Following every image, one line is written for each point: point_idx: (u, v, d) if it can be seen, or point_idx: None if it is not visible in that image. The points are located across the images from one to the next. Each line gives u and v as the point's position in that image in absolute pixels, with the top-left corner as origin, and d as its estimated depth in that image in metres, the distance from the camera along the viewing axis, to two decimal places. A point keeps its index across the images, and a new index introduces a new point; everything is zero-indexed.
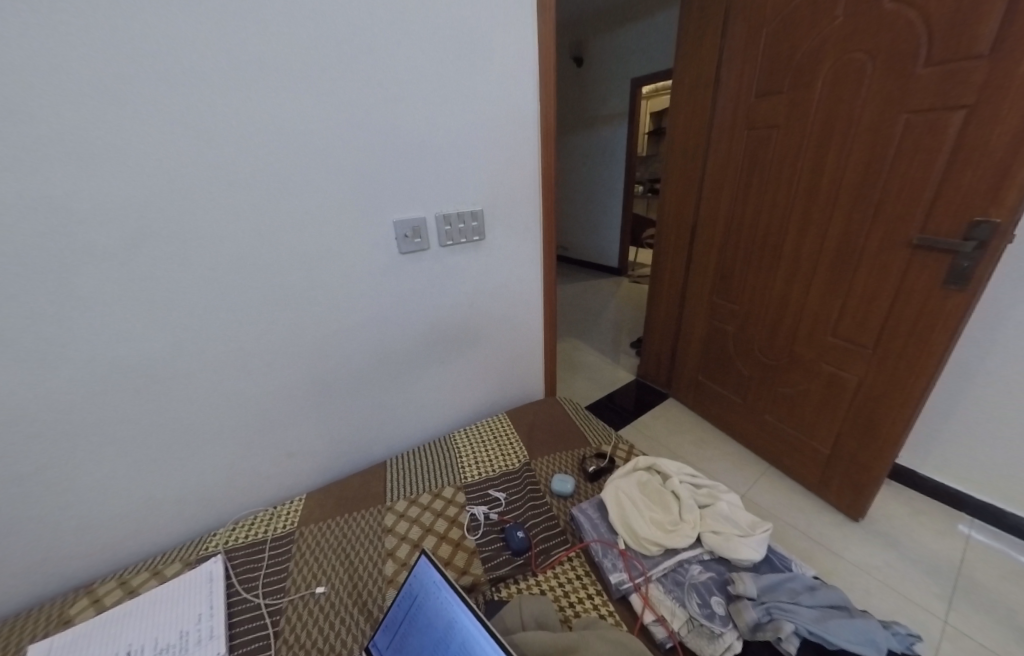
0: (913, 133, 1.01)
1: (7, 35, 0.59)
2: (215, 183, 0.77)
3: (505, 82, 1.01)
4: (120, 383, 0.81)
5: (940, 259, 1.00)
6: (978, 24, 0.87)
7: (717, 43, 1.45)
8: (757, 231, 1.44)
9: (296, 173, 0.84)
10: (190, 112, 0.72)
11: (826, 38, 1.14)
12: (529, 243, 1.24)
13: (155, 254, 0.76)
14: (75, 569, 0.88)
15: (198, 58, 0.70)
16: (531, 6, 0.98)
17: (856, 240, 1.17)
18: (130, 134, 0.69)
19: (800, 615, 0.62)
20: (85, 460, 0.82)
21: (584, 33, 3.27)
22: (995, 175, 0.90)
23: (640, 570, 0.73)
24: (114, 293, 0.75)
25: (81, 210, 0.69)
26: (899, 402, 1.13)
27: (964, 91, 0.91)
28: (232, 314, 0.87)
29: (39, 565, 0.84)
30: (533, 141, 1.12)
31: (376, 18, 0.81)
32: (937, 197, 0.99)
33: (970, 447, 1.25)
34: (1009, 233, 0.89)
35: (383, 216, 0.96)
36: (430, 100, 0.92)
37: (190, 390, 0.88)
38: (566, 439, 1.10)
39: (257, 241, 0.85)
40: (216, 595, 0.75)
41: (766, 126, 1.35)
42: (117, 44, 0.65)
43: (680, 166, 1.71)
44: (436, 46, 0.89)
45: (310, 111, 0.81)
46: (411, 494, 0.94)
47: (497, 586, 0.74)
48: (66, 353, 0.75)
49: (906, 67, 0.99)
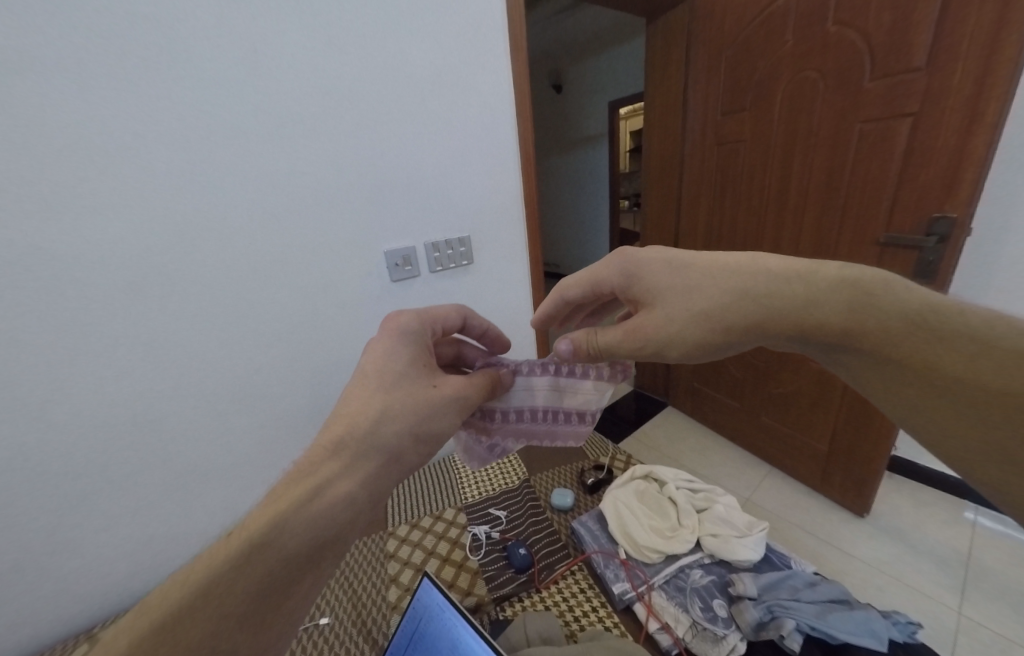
0: (867, 140, 1.08)
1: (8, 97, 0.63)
2: (213, 227, 0.82)
3: (485, 114, 1.07)
4: (122, 423, 0.83)
5: (907, 254, 1.06)
6: (914, 39, 0.95)
7: (682, 67, 1.54)
8: (735, 238, 1.50)
9: (288, 213, 0.89)
10: (188, 161, 0.77)
11: (780, 59, 1.22)
12: (517, 264, 1.28)
13: (154, 297, 0.80)
14: (82, 610, 0.89)
15: (197, 112, 0.76)
16: (504, 43, 1.05)
17: (828, 240, 1.23)
18: (135, 187, 0.74)
19: (801, 611, 0.64)
20: (87, 501, 0.83)
21: (560, 63, 3.44)
22: (945, 173, 0.95)
23: (642, 578, 0.73)
24: (117, 337, 0.78)
25: (86, 260, 0.73)
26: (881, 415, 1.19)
27: (908, 101, 0.98)
28: (232, 350, 0.90)
29: (43, 609, 0.85)
30: (515, 167, 1.17)
31: (359, 65, 0.88)
32: (897, 197, 1.05)
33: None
34: (965, 227, 0.94)
35: (376, 247, 1.01)
36: (415, 136, 0.98)
37: (191, 426, 0.90)
38: (565, 454, 1.11)
39: (253, 278, 0.88)
40: None
41: (733, 141, 1.42)
42: (117, 103, 0.70)
43: (658, 181, 1.78)
44: (416, 86, 0.95)
45: (302, 154, 0.87)
46: (412, 518, 0.94)
47: (502, 605, 0.74)
48: (69, 396, 0.77)
49: (854, 81, 1.07)
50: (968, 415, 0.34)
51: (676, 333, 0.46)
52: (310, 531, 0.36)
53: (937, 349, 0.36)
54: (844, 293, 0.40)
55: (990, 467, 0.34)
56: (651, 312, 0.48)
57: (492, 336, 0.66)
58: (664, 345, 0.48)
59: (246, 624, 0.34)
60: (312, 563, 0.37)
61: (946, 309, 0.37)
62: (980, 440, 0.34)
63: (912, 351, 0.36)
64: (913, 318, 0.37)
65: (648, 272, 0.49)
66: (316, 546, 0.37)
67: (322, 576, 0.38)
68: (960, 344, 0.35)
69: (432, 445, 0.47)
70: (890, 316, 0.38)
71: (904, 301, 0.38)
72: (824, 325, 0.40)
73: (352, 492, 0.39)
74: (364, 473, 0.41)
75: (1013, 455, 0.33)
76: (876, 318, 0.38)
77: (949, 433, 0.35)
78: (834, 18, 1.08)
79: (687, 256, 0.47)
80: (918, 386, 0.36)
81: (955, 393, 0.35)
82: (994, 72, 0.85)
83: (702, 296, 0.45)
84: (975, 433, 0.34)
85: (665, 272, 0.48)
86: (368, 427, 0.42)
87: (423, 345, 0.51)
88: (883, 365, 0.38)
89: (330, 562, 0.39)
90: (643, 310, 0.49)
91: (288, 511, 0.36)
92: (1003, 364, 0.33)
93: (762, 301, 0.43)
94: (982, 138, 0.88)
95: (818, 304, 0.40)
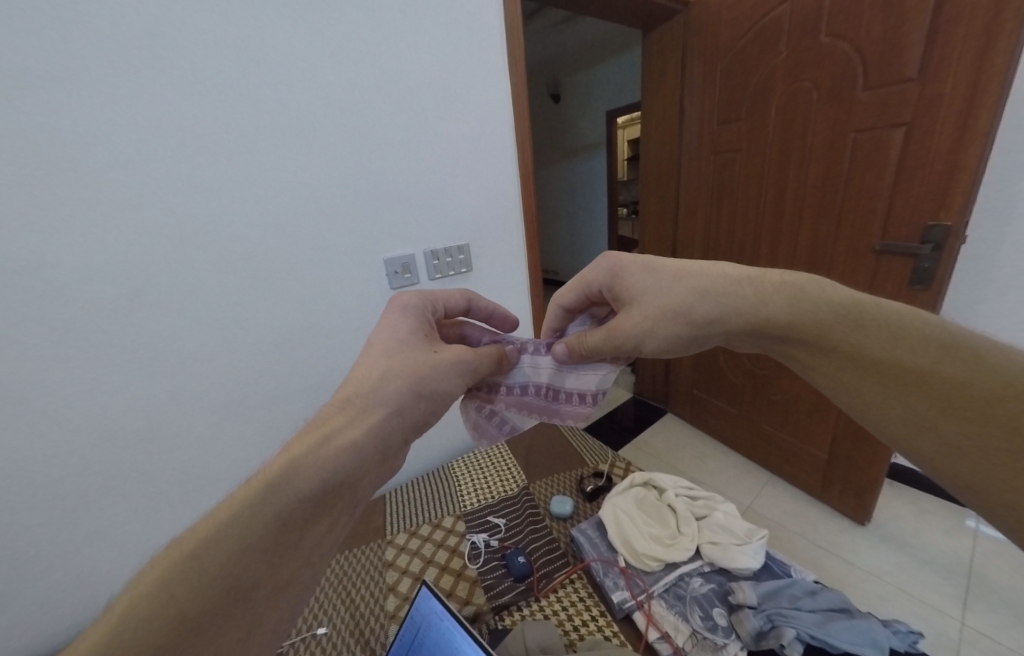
0: (861, 149, 1.09)
1: (12, 109, 0.64)
2: (214, 236, 0.83)
3: (483, 125, 1.09)
4: (120, 431, 0.83)
5: (902, 262, 1.07)
6: (905, 51, 0.97)
7: (678, 77, 1.57)
8: (733, 245, 1.52)
9: (288, 222, 0.89)
10: (190, 172, 0.78)
11: (774, 70, 1.25)
12: (515, 271, 1.29)
13: (154, 307, 0.80)
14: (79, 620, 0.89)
15: (199, 124, 0.76)
16: (502, 55, 1.07)
17: (824, 248, 1.24)
18: (137, 197, 0.74)
19: (800, 620, 0.64)
20: (86, 511, 0.84)
21: (558, 73, 3.48)
22: (939, 182, 0.96)
23: (642, 586, 0.73)
24: (116, 346, 0.79)
25: (86, 270, 0.73)
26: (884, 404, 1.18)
27: (901, 111, 1.00)
28: (231, 358, 0.91)
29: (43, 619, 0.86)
30: (513, 176, 1.19)
31: (358, 76, 0.89)
32: (892, 205, 1.06)
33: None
34: (960, 234, 0.95)
35: (375, 256, 1.02)
36: (414, 146, 1.00)
37: (190, 434, 0.90)
38: (564, 461, 1.11)
39: (252, 286, 0.89)
40: None
41: (729, 150, 1.44)
42: (120, 115, 0.70)
43: (655, 188, 1.80)
44: (415, 97, 0.97)
45: (302, 164, 0.88)
46: (411, 526, 0.94)
47: (501, 614, 0.73)
48: (67, 406, 0.77)
49: (848, 92, 1.09)
50: (893, 386, 0.40)
51: (647, 329, 0.54)
52: (329, 470, 0.40)
53: (861, 331, 0.43)
54: (786, 291, 0.48)
55: (916, 430, 0.39)
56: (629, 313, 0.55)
57: (501, 314, 0.71)
58: (640, 341, 0.55)
59: (270, 555, 0.36)
60: (330, 502, 0.40)
61: (866, 302, 0.45)
62: (906, 407, 0.39)
63: (845, 336, 0.44)
64: (842, 310, 0.45)
65: (628, 278, 0.56)
66: (333, 486, 0.41)
67: (338, 517, 0.41)
68: (877, 327, 0.43)
69: (434, 403, 0.52)
70: (822, 308, 0.46)
71: (831, 297, 0.46)
72: (770, 317, 0.48)
73: (365, 439, 0.44)
74: (372, 425, 0.45)
75: (931, 417, 0.38)
76: (811, 310, 0.46)
77: (876, 404, 0.41)
78: (826, 31, 1.10)
79: (661, 264, 0.55)
80: (853, 365, 0.43)
81: (880, 368, 0.41)
82: (985, 84, 0.86)
83: (672, 293, 0.53)
84: (903, 402, 0.40)
85: (643, 277, 0.55)
86: (376, 386, 0.48)
87: (424, 319, 0.58)
88: (823, 348, 0.45)
89: (345, 506, 0.42)
90: (624, 312, 0.56)
91: (301, 459, 0.40)
92: (910, 341, 0.41)
93: (720, 299, 0.50)
94: (975, 147, 0.90)
95: (767, 302, 0.48)
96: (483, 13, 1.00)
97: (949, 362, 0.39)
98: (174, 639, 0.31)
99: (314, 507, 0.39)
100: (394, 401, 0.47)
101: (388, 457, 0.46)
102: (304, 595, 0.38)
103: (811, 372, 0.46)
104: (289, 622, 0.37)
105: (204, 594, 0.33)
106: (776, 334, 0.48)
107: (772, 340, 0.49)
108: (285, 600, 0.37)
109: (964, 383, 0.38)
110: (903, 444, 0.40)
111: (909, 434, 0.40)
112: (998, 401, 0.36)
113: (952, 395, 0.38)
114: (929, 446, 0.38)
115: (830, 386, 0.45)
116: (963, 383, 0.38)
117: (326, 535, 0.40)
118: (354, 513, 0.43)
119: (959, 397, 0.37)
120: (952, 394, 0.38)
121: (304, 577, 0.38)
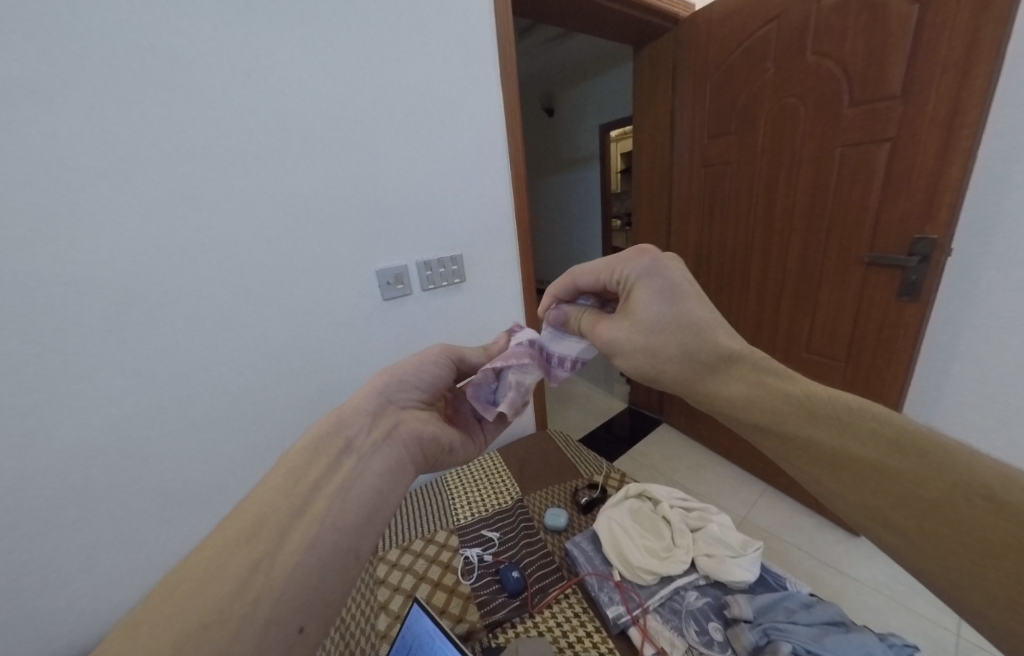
0: (848, 163, 1.12)
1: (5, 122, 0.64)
2: (207, 248, 0.83)
3: (475, 136, 1.10)
4: (106, 446, 0.81)
5: (891, 274, 1.09)
6: (888, 69, 1.00)
7: (668, 92, 1.60)
8: (725, 256, 1.55)
9: (280, 233, 0.89)
10: (185, 184, 0.78)
11: (762, 86, 1.28)
12: (509, 281, 1.30)
13: (143, 319, 0.79)
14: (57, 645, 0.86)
15: (194, 136, 0.77)
16: (496, 72, 1.09)
17: (814, 263, 1.27)
18: (130, 209, 0.74)
19: (797, 634, 0.63)
20: (67, 531, 0.81)
21: (552, 88, 3.55)
22: (924, 196, 0.99)
23: (637, 601, 0.72)
24: (104, 359, 0.77)
25: (75, 283, 0.72)
26: (887, 385, 1.16)
27: (886, 127, 1.03)
28: (222, 370, 0.90)
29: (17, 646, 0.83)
30: (506, 187, 1.21)
31: (353, 91, 0.90)
32: (879, 218, 1.09)
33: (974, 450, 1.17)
34: (945, 247, 0.97)
35: (368, 267, 1.02)
36: (408, 159, 1.01)
37: (177, 449, 0.89)
38: (559, 472, 1.10)
39: (243, 297, 0.88)
40: None
41: (720, 163, 1.47)
42: (115, 127, 0.71)
43: (648, 200, 1.82)
44: (410, 111, 0.98)
45: (298, 178, 0.89)
46: (403, 542, 0.92)
47: (494, 631, 0.71)
48: (50, 421, 0.75)
49: (834, 108, 1.12)
50: (858, 484, 0.41)
51: (625, 342, 0.53)
52: (325, 428, 0.50)
53: (818, 425, 0.44)
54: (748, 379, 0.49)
55: (887, 529, 0.40)
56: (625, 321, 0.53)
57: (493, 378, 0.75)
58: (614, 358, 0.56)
59: (286, 493, 0.43)
60: (329, 448, 0.48)
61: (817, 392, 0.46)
62: (871, 507, 0.40)
63: (800, 429, 0.44)
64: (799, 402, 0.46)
65: (642, 293, 0.52)
66: (331, 437, 0.49)
67: (339, 460, 0.47)
68: (834, 420, 0.44)
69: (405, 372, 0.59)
70: (778, 400, 0.46)
71: (789, 388, 0.47)
72: (734, 407, 0.49)
73: (357, 403, 0.53)
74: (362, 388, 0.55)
75: (896, 516, 0.39)
76: (770, 399, 0.47)
77: (846, 502, 0.42)
78: (813, 49, 1.14)
79: (679, 297, 0.51)
80: (818, 461, 0.43)
81: (841, 466, 0.42)
82: (965, 101, 0.89)
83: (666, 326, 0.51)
84: (868, 501, 0.40)
85: (655, 301, 0.51)
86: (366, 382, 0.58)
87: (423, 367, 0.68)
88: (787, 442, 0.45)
89: (344, 450, 0.48)
90: (618, 321, 0.54)
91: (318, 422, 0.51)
92: (867, 435, 0.42)
93: (697, 357, 0.50)
94: (956, 165, 0.92)
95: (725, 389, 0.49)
96: (475, 30, 1.03)
97: (906, 460, 0.40)
98: (213, 560, 0.38)
99: (316, 453, 0.47)
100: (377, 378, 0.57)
101: (380, 412, 0.54)
102: (319, 522, 0.42)
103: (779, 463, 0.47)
104: (311, 543, 0.41)
105: (231, 527, 0.40)
106: (742, 420, 0.49)
107: (740, 425, 0.49)
108: (303, 524, 0.42)
109: (922, 482, 0.38)
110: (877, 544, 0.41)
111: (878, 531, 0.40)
112: (956, 501, 0.37)
113: (911, 494, 0.39)
114: (899, 547, 0.39)
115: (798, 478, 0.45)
116: (920, 482, 0.39)
117: (331, 471, 0.46)
118: (357, 455, 0.49)
119: (919, 497, 0.38)
120: (912, 494, 0.39)
121: (316, 505, 0.43)
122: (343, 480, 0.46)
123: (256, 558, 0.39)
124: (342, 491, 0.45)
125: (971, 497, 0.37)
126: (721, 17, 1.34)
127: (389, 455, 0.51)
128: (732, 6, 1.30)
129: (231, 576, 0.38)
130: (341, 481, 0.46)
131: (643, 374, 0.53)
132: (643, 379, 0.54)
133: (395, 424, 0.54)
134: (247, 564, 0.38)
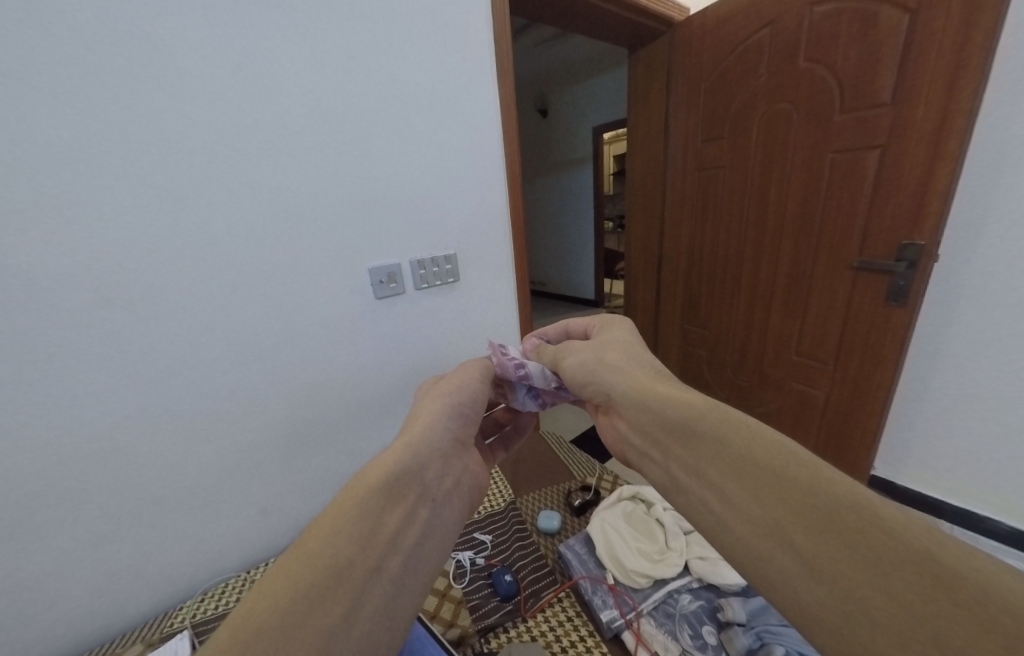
0: (839, 170, 1.14)
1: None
2: (197, 243, 0.80)
3: (472, 133, 1.09)
4: (86, 449, 0.78)
5: (880, 278, 1.11)
6: (879, 77, 1.02)
7: (664, 95, 1.60)
8: (716, 260, 1.56)
9: (271, 228, 0.87)
10: (177, 178, 0.75)
11: (755, 92, 1.29)
12: (503, 282, 1.29)
13: (128, 316, 0.76)
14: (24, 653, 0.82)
15: (188, 128, 0.75)
16: (492, 71, 1.08)
17: (804, 268, 1.29)
18: (120, 203, 0.72)
19: (789, 637, 0.64)
20: (46, 537, 0.78)
21: (547, 89, 3.56)
22: (913, 203, 1.01)
23: (631, 604, 0.72)
24: (87, 357, 0.74)
25: (56, 278, 0.69)
26: (874, 387, 1.18)
27: (877, 135, 1.04)
28: (210, 369, 0.87)
29: None
30: (500, 187, 1.20)
31: (348, 85, 0.89)
32: (869, 225, 1.11)
33: (955, 454, 1.20)
34: (933, 253, 0.99)
35: (359, 264, 1.00)
36: (403, 155, 0.99)
37: (162, 451, 0.86)
38: (552, 476, 1.10)
39: (231, 294, 0.85)
40: (184, 639, 0.73)
41: (712, 167, 1.48)
42: (108, 117, 0.68)
43: (642, 202, 1.83)
44: (408, 107, 0.97)
45: (292, 174, 0.86)
46: None
47: (486, 637, 0.70)
48: (28, 422, 0.72)
49: (827, 115, 1.13)
50: (749, 486, 0.37)
51: (586, 350, 0.61)
52: (401, 468, 0.46)
53: (715, 427, 0.42)
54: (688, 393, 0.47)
55: (767, 540, 0.35)
56: (599, 337, 0.64)
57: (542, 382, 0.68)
58: (569, 356, 0.62)
59: (363, 543, 0.40)
60: (407, 494, 0.45)
61: (716, 412, 0.43)
62: (760, 515, 0.36)
63: (709, 425, 0.42)
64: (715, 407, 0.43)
65: (620, 326, 0.66)
66: (408, 478, 0.46)
67: (415, 509, 0.45)
68: (731, 424, 0.41)
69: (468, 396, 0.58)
70: (695, 400, 0.45)
71: (694, 400, 0.45)
72: (649, 404, 0.48)
73: (429, 437, 0.50)
74: (432, 421, 0.52)
75: (786, 529, 0.35)
76: (690, 399, 0.45)
77: (740, 513, 0.37)
78: (805, 56, 1.15)
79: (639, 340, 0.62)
80: (715, 463, 0.40)
81: (742, 465, 0.38)
82: (954, 110, 0.91)
83: (621, 347, 0.59)
84: (761, 505, 0.36)
85: (623, 333, 0.63)
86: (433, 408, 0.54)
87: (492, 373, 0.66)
88: (686, 442, 0.43)
89: (420, 500, 0.46)
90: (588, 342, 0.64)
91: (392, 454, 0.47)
92: (757, 441, 0.39)
93: (630, 356, 0.57)
94: (945, 172, 0.94)
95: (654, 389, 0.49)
96: (472, 28, 1.02)
97: (791, 463, 0.37)
98: (283, 617, 0.36)
99: (394, 501, 0.44)
100: (441, 406, 0.54)
101: (452, 454, 0.52)
102: (394, 579, 0.41)
103: (679, 472, 0.43)
104: (385, 606, 0.40)
105: (305, 576, 0.38)
106: (653, 419, 0.47)
107: (647, 427, 0.47)
108: (379, 585, 0.40)
109: (806, 491, 0.35)
110: (768, 570, 0.35)
111: (767, 549, 0.35)
112: (846, 512, 0.33)
113: (799, 501, 0.35)
114: (791, 571, 0.33)
115: (695, 491, 0.41)
116: (807, 495, 0.35)
117: (408, 521, 0.44)
118: (431, 505, 0.47)
119: (811, 506, 0.34)
120: (804, 509, 0.34)
121: (393, 563, 0.42)
122: (419, 535, 0.44)
123: (333, 622, 0.37)
124: (416, 548, 0.44)
125: (858, 506, 0.33)
126: (715, 22, 1.35)
127: (458, 503, 0.50)
128: (726, 12, 1.31)
129: (308, 639, 0.35)
130: (416, 535, 0.44)
131: (586, 363, 0.58)
132: (583, 371, 0.58)
133: (463, 468, 0.53)
134: (326, 628, 0.36)
